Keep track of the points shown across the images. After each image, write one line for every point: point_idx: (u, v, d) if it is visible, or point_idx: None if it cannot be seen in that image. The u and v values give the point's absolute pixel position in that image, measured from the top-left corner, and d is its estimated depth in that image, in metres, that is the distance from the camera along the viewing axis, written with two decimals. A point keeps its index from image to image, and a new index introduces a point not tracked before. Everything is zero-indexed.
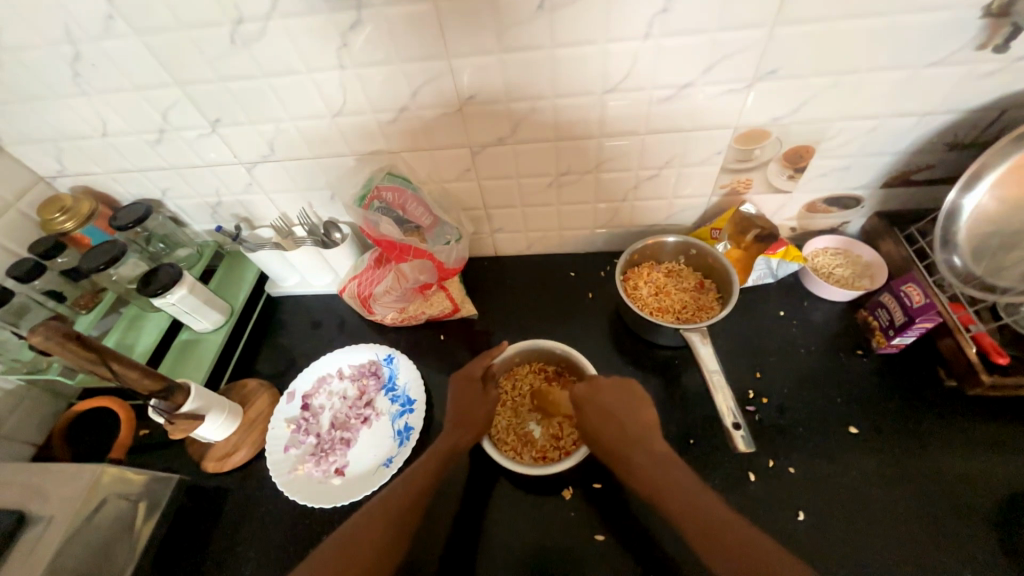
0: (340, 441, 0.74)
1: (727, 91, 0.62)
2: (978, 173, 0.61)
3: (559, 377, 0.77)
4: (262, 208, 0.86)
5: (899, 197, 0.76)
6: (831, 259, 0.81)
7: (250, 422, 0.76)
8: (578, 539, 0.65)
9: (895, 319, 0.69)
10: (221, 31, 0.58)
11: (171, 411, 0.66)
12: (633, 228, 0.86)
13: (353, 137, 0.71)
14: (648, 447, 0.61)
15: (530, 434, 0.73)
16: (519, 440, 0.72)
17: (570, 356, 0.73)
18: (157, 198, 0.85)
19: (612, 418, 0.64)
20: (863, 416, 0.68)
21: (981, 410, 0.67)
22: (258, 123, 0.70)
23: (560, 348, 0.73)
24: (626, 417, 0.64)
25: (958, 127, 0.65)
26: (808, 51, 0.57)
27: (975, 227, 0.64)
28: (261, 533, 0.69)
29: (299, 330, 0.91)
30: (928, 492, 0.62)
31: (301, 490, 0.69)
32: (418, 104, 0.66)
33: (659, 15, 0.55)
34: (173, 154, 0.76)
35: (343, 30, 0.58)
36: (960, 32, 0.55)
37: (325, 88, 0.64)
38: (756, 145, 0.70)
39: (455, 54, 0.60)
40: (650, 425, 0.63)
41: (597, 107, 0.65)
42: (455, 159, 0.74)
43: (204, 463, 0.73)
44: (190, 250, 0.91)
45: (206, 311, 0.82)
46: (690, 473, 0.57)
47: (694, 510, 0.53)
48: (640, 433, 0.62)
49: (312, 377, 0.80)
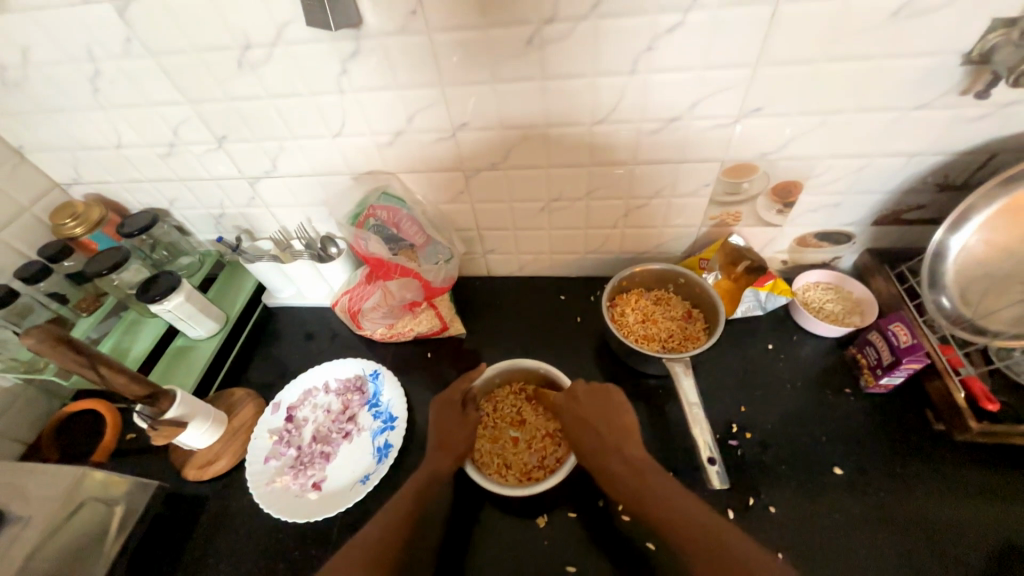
0: (320, 455, 0.74)
1: (714, 126, 0.63)
2: (964, 215, 0.61)
3: (540, 397, 0.77)
4: (263, 221, 0.89)
5: (890, 234, 0.76)
6: (823, 294, 0.81)
7: (233, 431, 0.77)
8: (549, 569, 0.63)
9: (883, 359, 0.68)
10: (230, 55, 0.61)
11: (155, 417, 0.67)
12: (623, 254, 0.87)
13: (351, 157, 0.74)
14: (625, 450, 0.61)
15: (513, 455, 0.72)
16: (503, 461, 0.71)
17: (549, 375, 0.73)
18: (164, 208, 0.88)
19: (590, 423, 0.65)
20: (849, 456, 0.67)
21: (972, 457, 0.65)
22: (262, 141, 0.73)
23: (542, 367, 0.74)
24: (605, 421, 0.64)
25: (947, 169, 0.65)
26: (792, 91, 0.59)
27: (963, 268, 0.64)
28: (234, 544, 0.69)
29: (291, 341, 0.92)
30: (915, 540, 0.60)
31: (276, 503, 0.69)
32: (414, 129, 0.69)
33: (646, 52, 0.56)
34: (181, 167, 0.79)
35: (343, 57, 0.60)
36: (943, 78, 0.55)
37: (326, 111, 0.67)
38: (745, 179, 0.70)
39: (450, 83, 0.62)
40: (628, 431, 0.63)
41: (587, 137, 0.67)
42: (449, 182, 0.76)
43: (185, 471, 0.73)
44: (192, 259, 0.94)
45: (201, 319, 0.84)
46: (672, 481, 0.56)
47: (678, 516, 0.52)
48: (618, 436, 0.63)
49: (298, 389, 0.81)
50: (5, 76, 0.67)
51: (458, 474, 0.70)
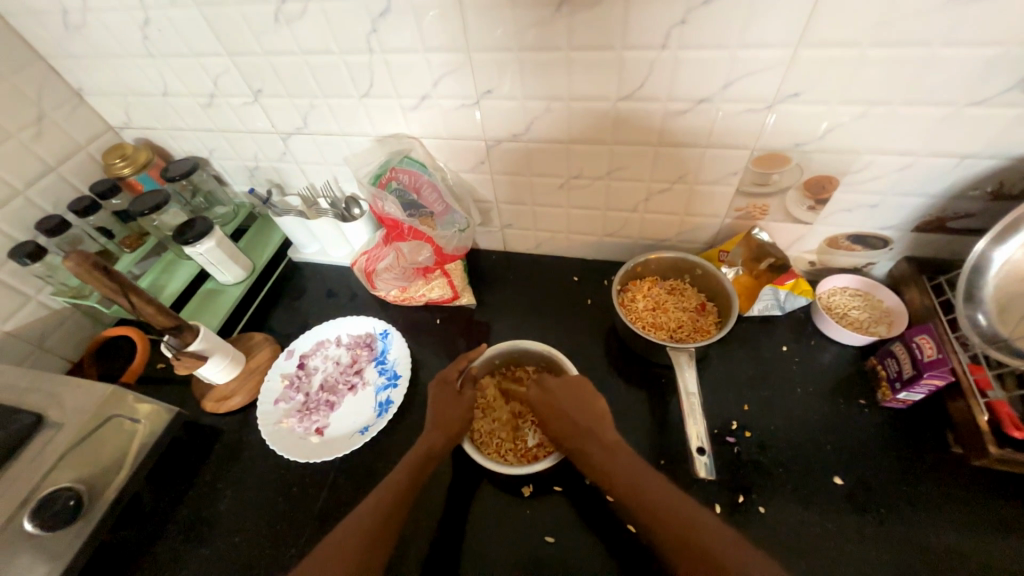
0: (325, 403, 0.78)
1: (747, 110, 0.60)
2: (1012, 227, 0.57)
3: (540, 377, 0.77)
4: (293, 177, 0.92)
5: (931, 243, 0.71)
6: (849, 299, 0.77)
7: (250, 371, 0.82)
8: (528, 535, 0.65)
9: (904, 372, 0.64)
10: (267, 9, 0.63)
11: (180, 348, 0.72)
12: (641, 240, 0.85)
13: (377, 119, 0.75)
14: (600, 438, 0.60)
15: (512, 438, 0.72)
16: (501, 443, 0.72)
17: (549, 356, 0.73)
18: (204, 157, 0.93)
19: (563, 410, 0.64)
20: (852, 467, 0.64)
21: (989, 485, 0.61)
22: (295, 97, 0.75)
23: (541, 350, 0.74)
24: (573, 406, 0.64)
25: (1004, 176, 0.60)
26: (834, 77, 0.55)
27: (1005, 284, 0.60)
28: (241, 475, 0.74)
29: (311, 295, 0.97)
30: (911, 562, 0.57)
31: (281, 442, 0.73)
32: (439, 94, 0.69)
33: (678, 26, 0.54)
34: (220, 118, 0.83)
35: (373, 16, 0.61)
36: (1008, 72, 0.50)
37: (355, 70, 0.68)
38: (776, 170, 0.67)
39: (476, 48, 0.62)
40: (600, 420, 0.62)
41: (611, 113, 0.65)
42: (471, 150, 0.77)
43: (204, 402, 0.79)
44: (228, 209, 0.99)
45: (230, 265, 0.89)
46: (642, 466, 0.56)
47: (660, 510, 0.51)
48: (592, 425, 0.62)
49: (312, 340, 0.85)
50: (67, 19, 0.72)
51: (458, 450, 0.71)
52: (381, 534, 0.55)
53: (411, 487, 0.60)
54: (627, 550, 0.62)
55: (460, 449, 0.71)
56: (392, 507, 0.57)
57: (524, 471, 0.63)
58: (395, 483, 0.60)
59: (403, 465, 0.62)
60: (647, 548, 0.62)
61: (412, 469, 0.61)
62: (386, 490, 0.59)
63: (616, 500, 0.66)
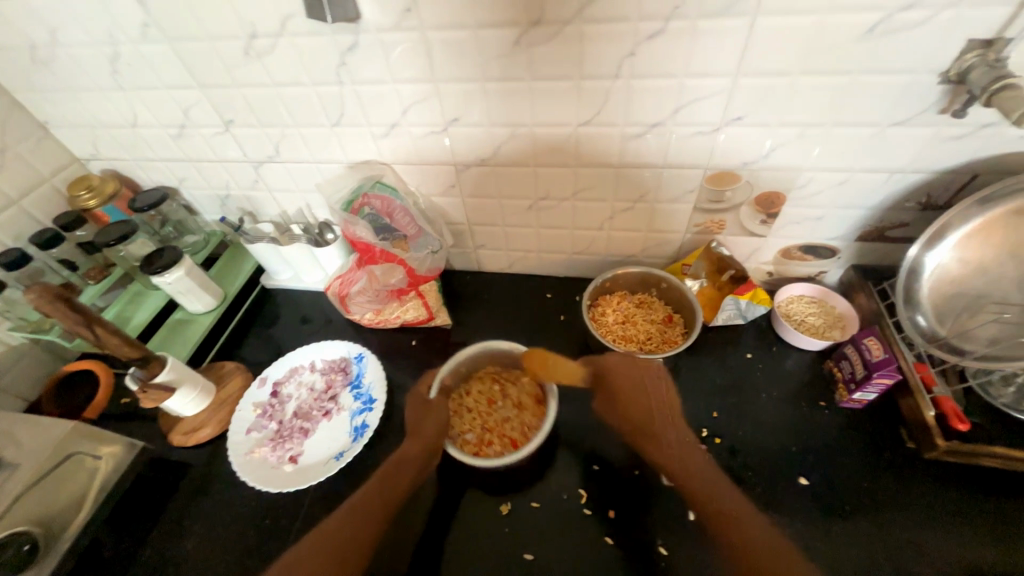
0: (299, 430, 0.77)
1: (696, 133, 0.65)
2: (940, 233, 0.62)
3: (507, 372, 0.79)
4: (266, 204, 0.93)
5: (875, 250, 0.76)
6: (806, 307, 0.81)
7: (220, 402, 0.80)
8: (508, 554, 0.64)
9: (856, 373, 0.68)
10: (238, 43, 0.65)
11: (145, 379, 0.70)
12: (610, 257, 0.88)
13: (349, 147, 0.77)
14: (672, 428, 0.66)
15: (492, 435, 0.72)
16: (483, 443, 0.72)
17: (508, 347, 0.76)
18: (174, 186, 0.93)
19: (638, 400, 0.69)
20: (817, 467, 0.67)
21: (943, 477, 0.64)
22: (266, 127, 0.77)
23: (495, 344, 0.76)
24: (649, 397, 0.68)
25: (930, 189, 0.65)
26: (772, 103, 0.60)
27: (938, 286, 0.65)
28: (210, 509, 0.71)
29: (285, 321, 0.96)
30: (876, 556, 0.60)
31: (253, 473, 0.72)
32: (409, 122, 0.72)
33: (628, 58, 0.58)
34: (191, 148, 0.83)
35: (342, 50, 0.64)
36: (921, 96, 0.56)
37: (326, 101, 0.71)
38: (728, 187, 0.72)
39: (442, 79, 0.65)
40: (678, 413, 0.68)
41: (573, 138, 0.69)
42: (441, 174, 0.79)
43: (172, 436, 0.77)
44: (198, 237, 0.98)
45: (200, 294, 0.88)
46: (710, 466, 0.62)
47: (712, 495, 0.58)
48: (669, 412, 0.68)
49: (285, 367, 0.84)
50: (35, 54, 0.72)
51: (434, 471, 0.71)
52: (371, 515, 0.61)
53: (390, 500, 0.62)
54: (606, 562, 0.63)
55: (437, 470, 0.71)
56: (371, 514, 0.60)
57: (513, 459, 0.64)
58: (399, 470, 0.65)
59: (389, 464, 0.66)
60: (626, 559, 0.63)
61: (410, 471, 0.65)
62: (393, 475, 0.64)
63: (593, 512, 0.67)
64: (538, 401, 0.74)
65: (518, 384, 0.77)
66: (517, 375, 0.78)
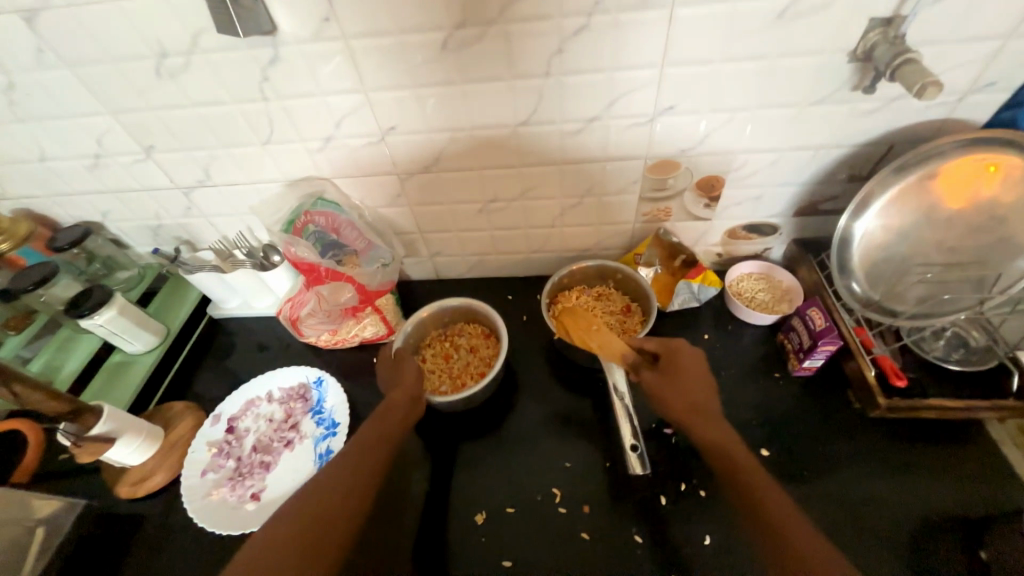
0: (259, 465, 0.73)
1: (633, 124, 0.66)
2: (865, 202, 0.65)
3: (447, 328, 0.85)
4: (202, 231, 0.88)
5: (812, 224, 0.80)
6: (755, 284, 0.84)
7: (170, 445, 0.75)
8: (487, 564, 0.64)
9: (803, 343, 0.71)
10: (147, 64, 0.61)
11: (79, 434, 0.65)
12: (565, 253, 0.89)
13: (284, 164, 0.74)
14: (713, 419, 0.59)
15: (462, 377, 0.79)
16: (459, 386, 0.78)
17: (443, 306, 0.82)
18: (97, 221, 0.87)
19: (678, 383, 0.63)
20: (776, 437, 0.70)
21: (889, 432, 0.68)
22: (191, 150, 0.73)
23: (425, 309, 0.81)
24: (693, 380, 0.63)
25: (853, 162, 0.69)
26: (699, 91, 0.61)
27: (867, 252, 0.68)
28: (169, 562, 0.67)
29: (236, 351, 0.91)
30: (834, 514, 0.63)
31: (213, 517, 0.68)
32: (343, 134, 0.69)
33: (557, 55, 0.58)
34: (111, 178, 0.78)
35: (262, 65, 0.61)
36: (834, 75, 0.59)
37: (252, 119, 0.67)
38: (669, 175, 0.73)
39: (372, 88, 0.63)
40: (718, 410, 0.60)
41: (513, 138, 0.68)
42: (385, 185, 0.77)
43: (119, 488, 0.72)
44: (132, 273, 0.92)
45: (138, 333, 0.82)
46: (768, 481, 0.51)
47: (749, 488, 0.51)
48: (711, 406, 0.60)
49: (240, 400, 0.80)
50: None
51: (405, 490, 0.69)
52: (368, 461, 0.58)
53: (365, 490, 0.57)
54: (585, 558, 0.63)
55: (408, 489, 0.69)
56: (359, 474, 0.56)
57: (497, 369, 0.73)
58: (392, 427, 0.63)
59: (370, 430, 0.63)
60: (604, 552, 0.63)
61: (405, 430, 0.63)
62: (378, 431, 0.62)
63: (568, 511, 0.67)
64: (482, 339, 0.82)
65: (463, 331, 0.84)
66: (458, 326, 0.85)
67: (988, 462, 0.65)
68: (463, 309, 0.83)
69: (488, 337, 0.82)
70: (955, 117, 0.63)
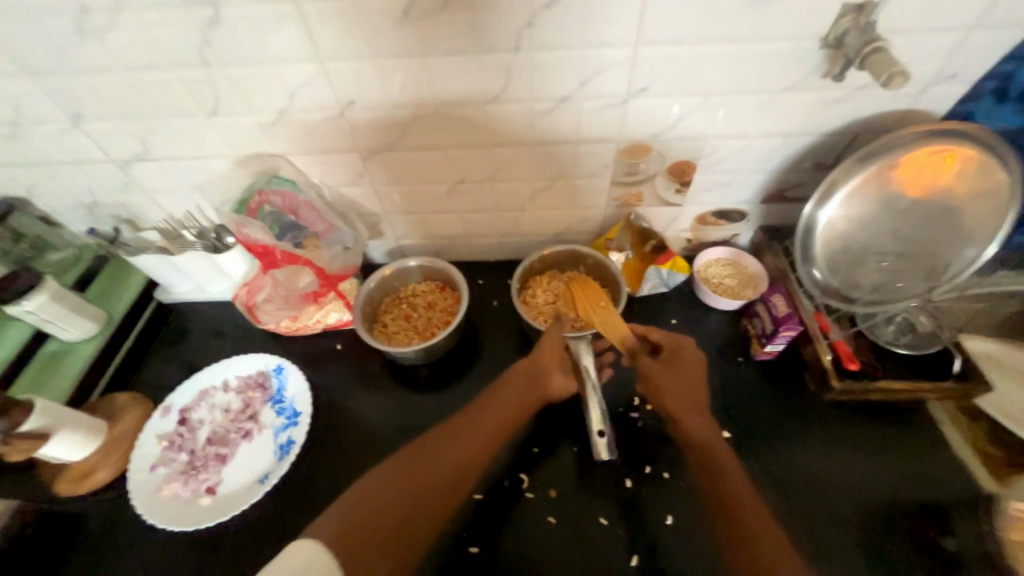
0: (215, 458, 0.70)
1: (605, 106, 0.64)
2: (830, 189, 0.66)
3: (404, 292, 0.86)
4: (144, 210, 0.81)
5: (777, 211, 0.81)
6: (722, 270, 0.85)
7: (114, 441, 0.70)
8: (453, 550, 0.63)
9: (766, 328, 0.73)
10: (66, 19, 0.54)
11: (9, 431, 0.60)
12: (536, 237, 0.87)
13: (234, 138, 0.68)
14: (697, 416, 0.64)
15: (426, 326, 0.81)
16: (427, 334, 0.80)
17: (397, 270, 0.83)
18: (22, 196, 0.78)
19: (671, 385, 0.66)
20: (737, 420, 0.72)
21: (841, 413, 0.72)
22: (126, 120, 0.66)
23: (387, 269, 0.82)
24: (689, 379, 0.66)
25: (819, 150, 0.70)
26: (672, 73, 0.60)
27: (829, 240, 0.69)
28: (119, 560, 0.64)
29: (189, 338, 0.86)
30: (787, 492, 0.66)
31: (163, 513, 0.65)
32: (298, 107, 0.64)
33: (526, 29, 0.55)
34: (32, 149, 0.70)
35: (202, 26, 0.55)
36: (805, 62, 0.58)
37: (194, 87, 0.61)
38: (641, 159, 0.72)
39: (328, 58, 0.58)
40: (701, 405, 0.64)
41: (482, 117, 0.65)
42: (346, 163, 0.73)
43: (58, 486, 0.67)
44: (65, 253, 0.84)
45: (75, 320, 0.76)
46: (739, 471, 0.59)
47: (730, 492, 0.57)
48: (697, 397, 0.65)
49: (192, 390, 0.76)
50: None
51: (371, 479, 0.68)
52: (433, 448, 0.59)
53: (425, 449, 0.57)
54: (552, 542, 0.64)
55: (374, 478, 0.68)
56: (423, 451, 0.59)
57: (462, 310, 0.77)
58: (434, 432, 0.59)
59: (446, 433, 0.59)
60: (569, 535, 0.64)
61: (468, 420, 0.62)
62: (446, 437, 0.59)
63: (535, 495, 0.67)
64: (438, 294, 0.84)
65: (420, 289, 0.85)
66: (415, 287, 0.86)
67: (927, 440, 0.69)
68: (417, 270, 0.85)
69: (442, 290, 0.85)
70: (917, 108, 0.64)
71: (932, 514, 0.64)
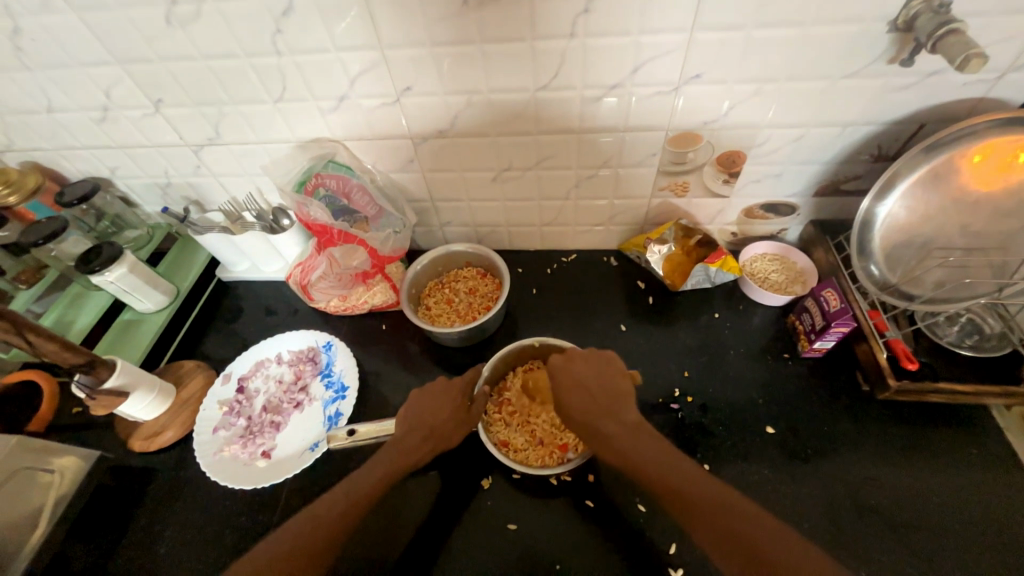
0: (270, 424, 0.74)
1: (656, 93, 0.64)
2: (890, 182, 0.64)
3: (448, 278, 0.88)
4: (211, 192, 0.87)
5: (832, 205, 0.78)
6: (768, 264, 0.83)
7: (182, 402, 0.77)
8: (491, 525, 0.65)
9: (816, 324, 0.70)
10: (157, 11, 0.59)
11: (94, 386, 0.66)
12: (577, 227, 0.88)
13: (296, 124, 0.72)
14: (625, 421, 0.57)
15: (463, 310, 0.83)
16: (465, 317, 0.83)
17: (444, 256, 0.86)
18: (106, 177, 0.85)
19: (587, 387, 0.61)
20: (782, 417, 0.70)
21: (894, 414, 0.69)
22: (202, 106, 0.71)
23: (437, 252, 0.85)
24: (607, 385, 0.61)
25: (880, 140, 0.67)
26: (728, 58, 0.59)
27: (889, 234, 0.67)
28: (183, 512, 0.69)
29: (246, 314, 0.91)
30: (834, 492, 0.64)
31: (223, 471, 0.69)
32: (358, 94, 0.67)
33: (583, 15, 0.56)
34: (119, 133, 0.76)
35: (276, 16, 0.59)
36: (871, 46, 0.56)
37: (264, 74, 0.66)
38: (690, 148, 0.71)
39: (389, 45, 0.61)
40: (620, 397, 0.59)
41: (532, 104, 0.67)
42: (398, 149, 0.75)
43: (131, 442, 0.73)
44: (141, 232, 0.92)
45: (148, 291, 0.82)
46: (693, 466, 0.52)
47: (709, 504, 0.47)
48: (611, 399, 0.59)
49: (250, 361, 0.81)
50: None
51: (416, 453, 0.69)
52: (416, 446, 0.61)
53: (393, 473, 0.58)
54: (591, 525, 0.64)
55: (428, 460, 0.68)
56: (410, 452, 0.61)
57: (504, 293, 0.78)
58: (409, 437, 0.62)
59: (374, 472, 0.58)
60: (607, 518, 0.64)
61: (430, 421, 0.63)
62: (403, 438, 0.62)
63: (573, 478, 0.67)
64: (480, 280, 0.86)
65: (464, 277, 0.87)
66: (460, 273, 0.88)
67: (992, 448, 0.66)
68: (461, 256, 0.87)
69: (484, 276, 0.87)
70: (992, 96, 0.61)
71: (995, 524, 0.61)
